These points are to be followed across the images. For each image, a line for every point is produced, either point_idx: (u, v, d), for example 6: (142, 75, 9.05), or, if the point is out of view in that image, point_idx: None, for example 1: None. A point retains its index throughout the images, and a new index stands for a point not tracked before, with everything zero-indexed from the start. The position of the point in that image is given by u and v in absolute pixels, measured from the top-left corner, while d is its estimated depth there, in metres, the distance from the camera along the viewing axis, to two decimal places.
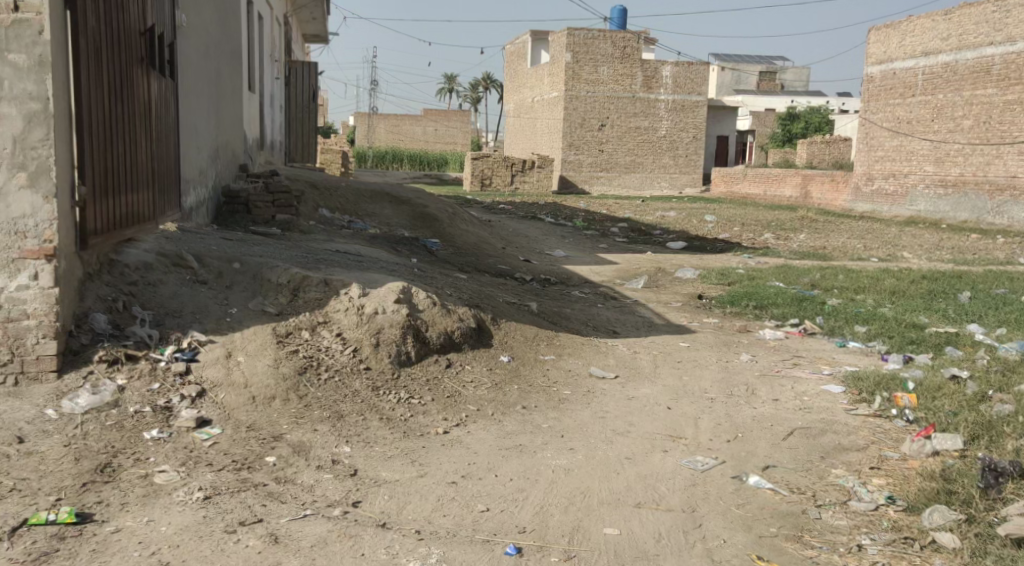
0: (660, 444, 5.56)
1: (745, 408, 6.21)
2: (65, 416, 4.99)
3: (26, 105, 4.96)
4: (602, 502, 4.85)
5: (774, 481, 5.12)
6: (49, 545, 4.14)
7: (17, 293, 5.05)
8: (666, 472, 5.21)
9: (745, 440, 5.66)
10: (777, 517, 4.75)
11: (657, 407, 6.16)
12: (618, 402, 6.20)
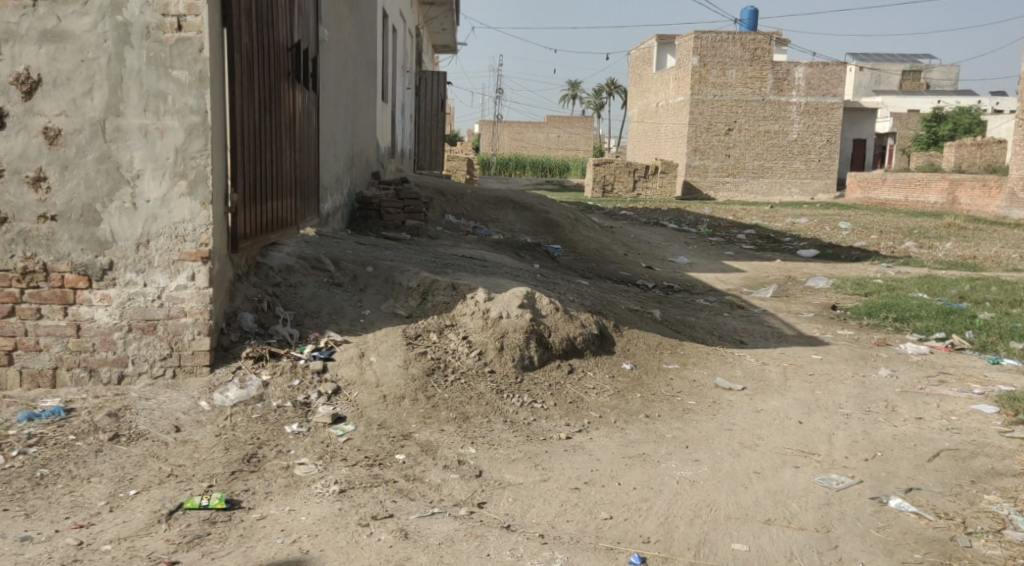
0: (792, 460, 5.49)
1: (886, 426, 6.04)
2: (216, 408, 5.32)
3: (187, 118, 5.28)
4: (729, 517, 4.82)
5: (918, 504, 4.97)
6: (202, 528, 4.43)
7: (176, 292, 5.41)
8: (799, 489, 5.13)
9: (885, 459, 5.52)
10: (921, 542, 4.62)
11: (787, 421, 6.07)
12: (746, 414, 6.13)
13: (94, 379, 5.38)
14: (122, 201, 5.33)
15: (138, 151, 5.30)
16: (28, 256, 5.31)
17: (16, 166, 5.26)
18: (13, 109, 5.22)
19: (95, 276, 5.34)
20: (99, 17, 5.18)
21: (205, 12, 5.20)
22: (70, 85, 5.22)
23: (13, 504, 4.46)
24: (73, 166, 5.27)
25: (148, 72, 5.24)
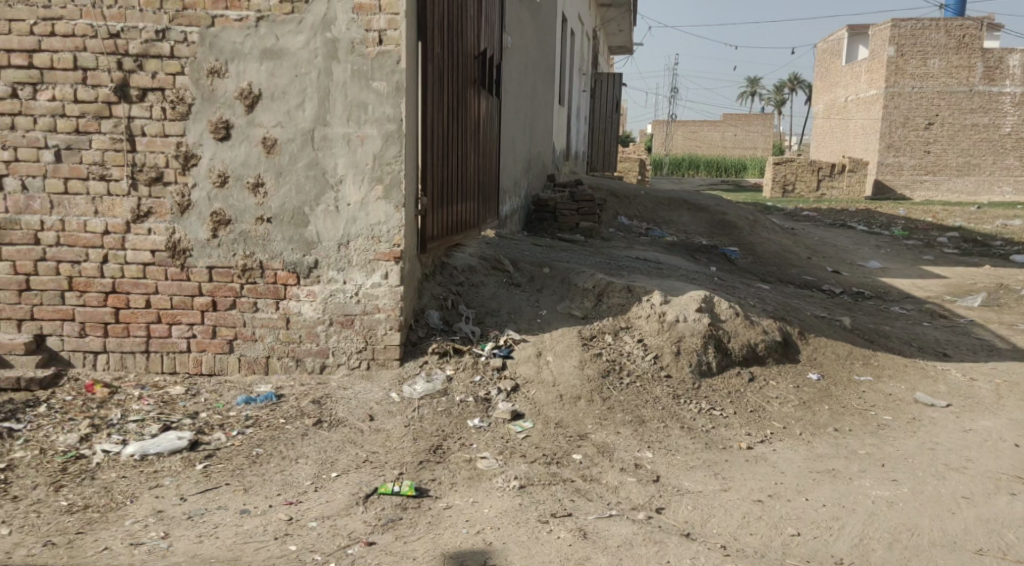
0: (1006, 486, 5.20)
1: None
2: (404, 400, 5.63)
3: (385, 126, 5.62)
4: (935, 544, 4.67)
5: None
6: (394, 513, 4.70)
7: (372, 290, 5.75)
8: (1016, 518, 4.89)
9: None
10: None
11: (1002, 443, 5.75)
12: (952, 433, 5.86)
13: (300, 368, 5.81)
14: (327, 204, 5.71)
15: (341, 158, 5.67)
16: (247, 254, 5.72)
17: (239, 173, 5.67)
18: (237, 121, 5.62)
19: (302, 273, 5.74)
20: (311, 35, 5.56)
21: (405, 26, 5.52)
22: (285, 98, 5.62)
23: (233, 479, 4.90)
24: (286, 172, 5.68)
25: (352, 84, 5.59)
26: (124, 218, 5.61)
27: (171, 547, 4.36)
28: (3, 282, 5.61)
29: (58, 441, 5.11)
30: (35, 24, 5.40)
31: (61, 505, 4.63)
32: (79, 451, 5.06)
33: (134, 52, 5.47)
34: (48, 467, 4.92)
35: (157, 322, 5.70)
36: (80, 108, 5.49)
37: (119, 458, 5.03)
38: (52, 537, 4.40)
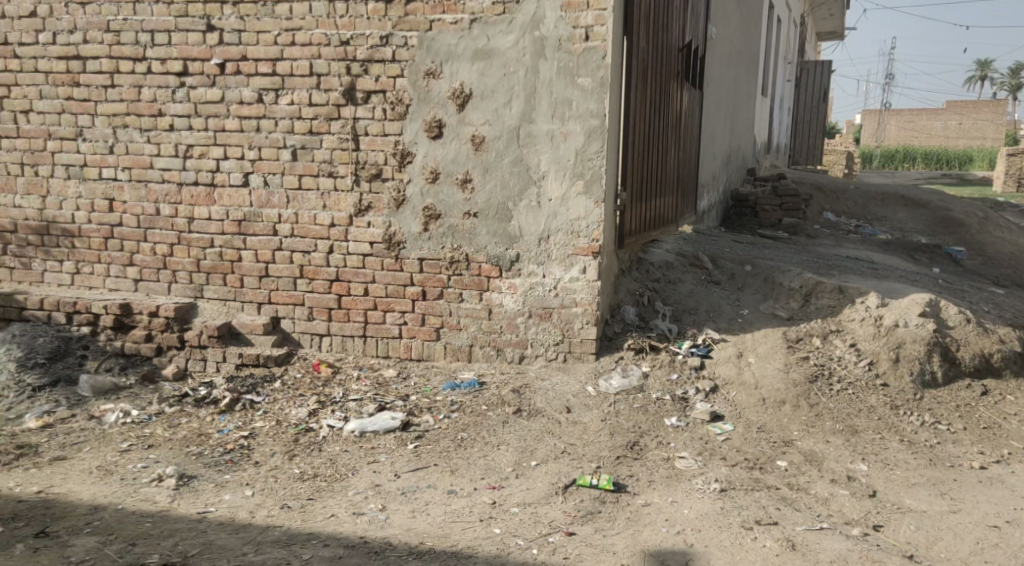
0: None
1: None
2: (601, 394, 5.70)
3: (588, 122, 5.70)
4: None
5: None
6: (594, 506, 4.79)
7: (571, 284, 5.86)
8: None
9: None
10: None
11: None
12: None
13: (500, 357, 6.00)
14: (529, 200, 5.85)
15: (544, 155, 5.79)
16: (455, 247, 5.96)
17: (448, 170, 5.91)
18: (449, 120, 5.86)
19: (504, 267, 5.92)
20: (520, 34, 5.71)
21: (611, 22, 5.57)
22: (494, 96, 5.81)
23: (441, 460, 5.16)
24: (493, 169, 5.87)
25: (558, 81, 5.70)
26: (348, 212, 5.99)
27: (388, 520, 4.65)
28: (247, 269, 6.11)
29: (290, 414, 5.59)
30: (278, 34, 5.84)
31: (294, 473, 5.05)
32: (308, 424, 5.49)
33: (361, 57, 5.82)
34: (283, 437, 5.38)
35: (373, 309, 6.06)
36: (314, 111, 5.90)
37: (342, 432, 5.42)
38: (288, 501, 4.80)
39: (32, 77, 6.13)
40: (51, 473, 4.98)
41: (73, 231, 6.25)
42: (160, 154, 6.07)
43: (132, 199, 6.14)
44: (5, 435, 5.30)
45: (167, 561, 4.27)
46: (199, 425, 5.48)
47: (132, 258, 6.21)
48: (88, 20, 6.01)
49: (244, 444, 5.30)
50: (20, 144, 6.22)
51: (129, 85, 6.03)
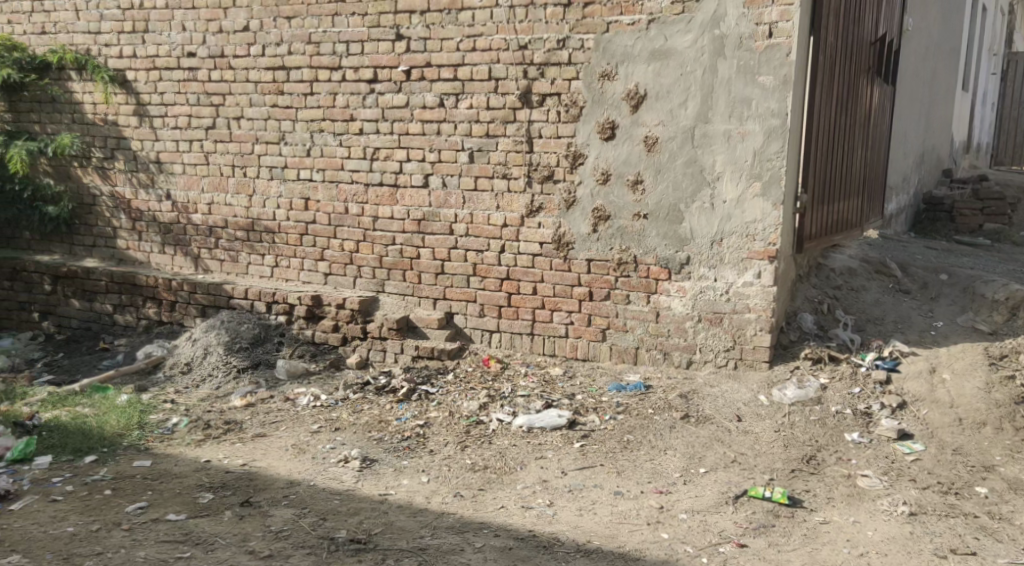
0: None
1: None
2: (775, 404, 5.54)
3: (768, 121, 5.55)
4: None
5: None
6: (767, 518, 4.67)
7: (744, 289, 5.73)
8: None
9: None
10: None
11: None
12: None
13: (668, 361, 5.95)
14: (703, 201, 5.76)
15: (720, 155, 5.69)
16: (624, 249, 5.96)
17: (620, 171, 5.91)
18: (623, 121, 5.86)
19: (674, 269, 5.86)
20: (700, 33, 5.63)
21: (798, 18, 5.41)
22: (669, 97, 5.76)
23: (607, 460, 5.17)
24: (665, 170, 5.83)
25: (737, 79, 5.59)
26: (520, 213, 6.09)
27: (557, 515, 4.70)
28: (425, 266, 6.32)
29: (462, 406, 5.74)
30: (461, 41, 6.02)
31: (467, 463, 5.18)
32: (479, 417, 5.63)
33: (538, 61, 5.91)
34: (456, 428, 5.54)
35: (541, 308, 6.14)
36: (491, 114, 6.03)
37: (510, 427, 5.52)
38: (461, 490, 4.93)
39: (245, 86, 6.48)
40: (253, 448, 5.34)
41: (274, 227, 6.61)
42: (350, 156, 6.34)
43: (326, 198, 6.45)
44: (216, 411, 5.73)
45: (354, 537, 4.47)
46: (380, 412, 5.72)
47: (324, 253, 6.52)
48: (293, 33, 6.32)
49: (420, 432, 5.49)
50: (233, 148, 6.60)
51: (326, 93, 6.32)
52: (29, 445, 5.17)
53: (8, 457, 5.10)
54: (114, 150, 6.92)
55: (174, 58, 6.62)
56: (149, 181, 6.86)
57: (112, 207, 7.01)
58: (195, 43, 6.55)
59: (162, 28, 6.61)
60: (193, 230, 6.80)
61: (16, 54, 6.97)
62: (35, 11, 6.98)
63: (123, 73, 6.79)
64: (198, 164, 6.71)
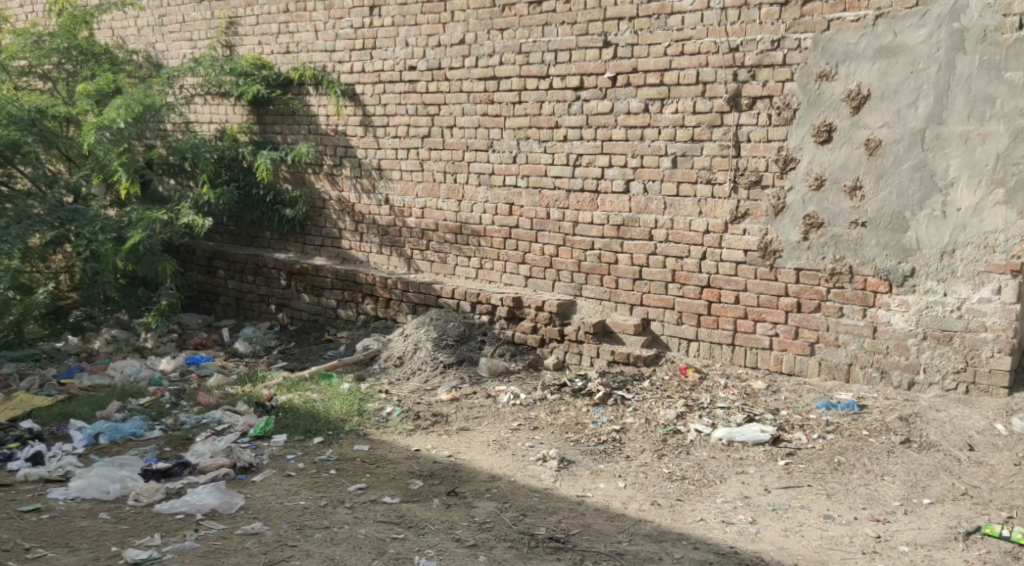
0: None
1: None
2: (1015, 434, 5.04)
3: (1016, 121, 5.04)
4: None
5: None
6: (1004, 559, 4.19)
7: (980, 305, 5.24)
8: None
9: None
10: None
11: None
12: None
13: (886, 381, 5.57)
14: (932, 209, 5.32)
15: (955, 159, 5.23)
16: (837, 258, 5.62)
17: (836, 176, 5.58)
18: (842, 123, 5.53)
19: (896, 282, 5.45)
20: (935, 27, 5.20)
21: None
22: (896, 96, 5.36)
23: (816, 481, 4.89)
24: (888, 175, 5.43)
25: (978, 76, 5.11)
26: (724, 218, 5.93)
27: (760, 534, 4.44)
28: (623, 271, 6.34)
29: (659, 414, 5.67)
30: (668, 45, 5.97)
31: (664, 472, 5.08)
32: (676, 426, 5.53)
33: (749, 63, 5.72)
34: (652, 436, 5.48)
35: (744, 318, 5.96)
36: (697, 119, 5.93)
37: (709, 439, 5.38)
38: (658, 498, 4.81)
39: (457, 96, 6.84)
40: (459, 440, 5.50)
41: (479, 231, 6.91)
42: (554, 163, 6.49)
43: (528, 203, 6.65)
44: (425, 403, 5.97)
45: (553, 535, 4.41)
46: (577, 414, 5.78)
47: (525, 256, 6.73)
48: (505, 44, 6.57)
49: (617, 437, 5.48)
50: (445, 155, 6.97)
51: (534, 101, 6.51)
52: (269, 423, 5.51)
53: (251, 434, 5.46)
54: (342, 158, 7.54)
55: (397, 71, 7.11)
56: (371, 186, 7.41)
57: (339, 210, 7.62)
58: (416, 57, 7.00)
59: (387, 44, 7.13)
60: (407, 232, 7.26)
61: (265, 72, 7.79)
62: (281, 33, 7.73)
63: (352, 87, 7.38)
64: (413, 171, 7.15)
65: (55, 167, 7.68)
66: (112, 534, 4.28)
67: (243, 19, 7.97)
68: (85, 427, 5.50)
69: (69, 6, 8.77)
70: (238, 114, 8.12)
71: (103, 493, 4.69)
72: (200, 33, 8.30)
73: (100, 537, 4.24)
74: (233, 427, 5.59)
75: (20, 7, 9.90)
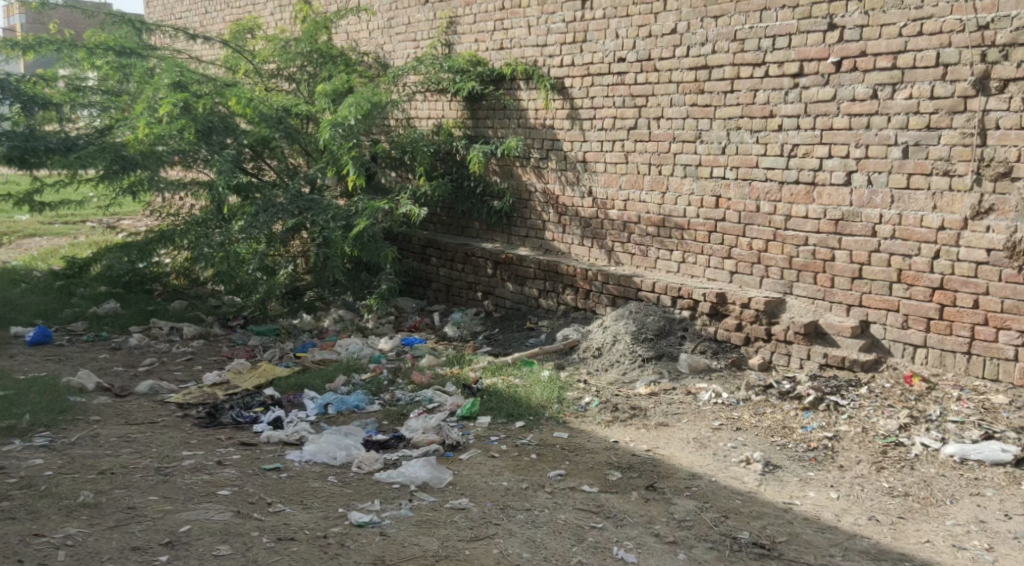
0: None
1: None
2: None
3: None
4: None
5: None
6: None
7: None
8: None
9: None
10: None
11: None
12: None
13: None
14: None
15: None
16: None
17: None
18: None
19: None
20: None
21: None
22: None
23: None
24: None
25: None
26: (964, 214, 5.43)
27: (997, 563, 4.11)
28: (840, 269, 5.98)
29: (879, 425, 5.36)
30: (904, 26, 5.52)
31: (883, 486, 4.79)
32: (899, 438, 5.21)
33: (1002, 42, 5.17)
34: (870, 446, 5.18)
35: (984, 324, 5.40)
36: (935, 105, 5.45)
37: (938, 455, 5.03)
38: (876, 514, 4.54)
39: (666, 87, 6.75)
40: (657, 435, 5.44)
41: (683, 224, 6.79)
42: (767, 154, 6.24)
43: (736, 196, 6.45)
44: (622, 396, 5.96)
45: (757, 541, 4.28)
46: (784, 418, 5.56)
47: (731, 251, 6.54)
48: (718, 32, 6.40)
49: (829, 445, 5.22)
50: (650, 147, 6.91)
51: (747, 90, 6.30)
52: (474, 404, 5.67)
53: (458, 414, 5.64)
54: (548, 151, 7.63)
55: (606, 64, 7.11)
56: (575, 179, 7.45)
57: (543, 202, 7.73)
58: (626, 48, 6.97)
59: (598, 37, 7.15)
60: (609, 224, 7.26)
61: (480, 68, 8.01)
62: (496, 30, 7.94)
63: (561, 80, 7.46)
64: (618, 163, 7.14)
65: (296, 160, 8.62)
66: (338, 496, 4.50)
67: (461, 18, 8.26)
68: (317, 398, 5.86)
69: (313, 13, 9.54)
70: (454, 109, 8.41)
71: (330, 459, 4.93)
72: (423, 34, 8.68)
73: (329, 498, 4.47)
74: (442, 406, 5.79)
75: (271, 16, 10.77)
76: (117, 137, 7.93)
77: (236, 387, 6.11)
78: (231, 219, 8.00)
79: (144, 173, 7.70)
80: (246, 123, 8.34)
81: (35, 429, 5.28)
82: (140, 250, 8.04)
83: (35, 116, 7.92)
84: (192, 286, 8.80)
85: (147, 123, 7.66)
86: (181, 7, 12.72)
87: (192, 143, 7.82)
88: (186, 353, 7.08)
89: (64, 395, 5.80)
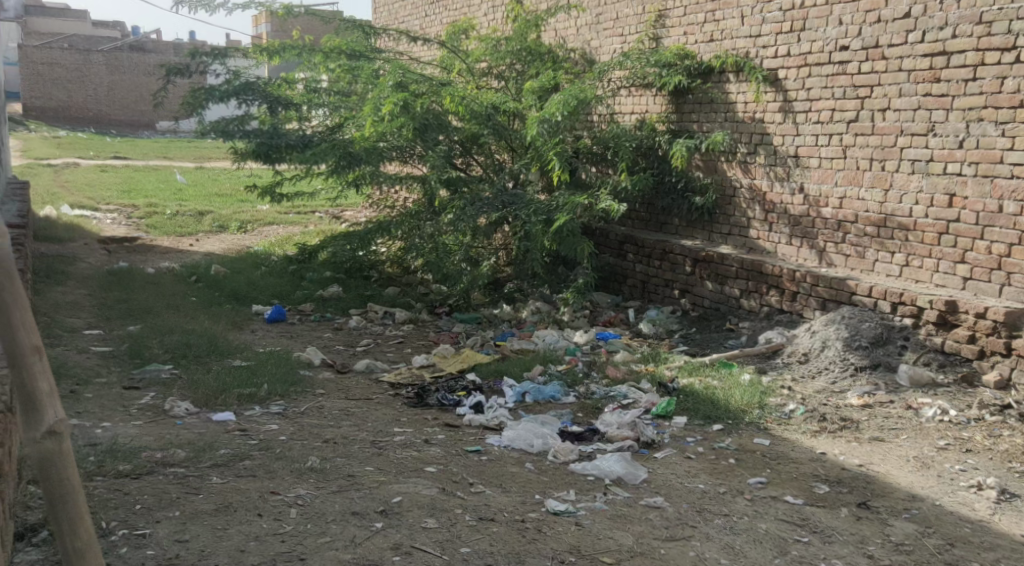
0: None
1: None
2: None
3: None
4: None
5: None
6: None
7: None
8: None
9: None
10: None
11: None
12: None
13: None
14: None
15: None
16: None
17: None
18: None
19: None
20: None
21: None
22: None
23: None
24: None
25: None
26: None
27: None
28: None
29: None
30: None
31: None
32: None
33: None
34: None
35: None
36: None
37: None
38: None
39: (895, 76, 6.29)
40: (872, 450, 5.06)
41: (908, 224, 6.31)
42: (1014, 148, 5.65)
43: (975, 194, 5.90)
44: (832, 406, 5.60)
45: None
46: None
47: (965, 255, 5.98)
48: (960, 14, 5.89)
49: None
50: (873, 141, 6.46)
51: (993, 77, 5.74)
52: (670, 404, 5.49)
53: (652, 412, 5.48)
54: (757, 145, 7.31)
55: (826, 53, 6.72)
56: (786, 174, 7.11)
57: (749, 199, 7.43)
58: (850, 35, 6.55)
59: (818, 25, 6.77)
60: (821, 223, 6.88)
61: (689, 61, 7.80)
62: (707, 21, 7.70)
63: (775, 72, 7.13)
64: (835, 158, 6.73)
65: (502, 157, 8.70)
66: (536, 483, 4.46)
67: (671, 11, 8.08)
68: (515, 385, 5.86)
69: (524, 13, 9.46)
70: (659, 104, 8.24)
71: (527, 446, 4.90)
72: (631, 28, 8.59)
73: (526, 483, 4.44)
74: (636, 403, 5.64)
75: (485, 17, 11.02)
76: (345, 134, 8.60)
77: (440, 370, 6.25)
78: (441, 212, 8.29)
79: (367, 168, 8.22)
80: (459, 120, 8.43)
81: (271, 398, 5.55)
82: (361, 240, 8.48)
83: (278, 116, 8.77)
84: (404, 274, 9.09)
85: (373, 122, 8.08)
86: (403, 11, 13.28)
87: (409, 140, 8.23)
88: (397, 336, 7.30)
89: (296, 367, 6.09)
